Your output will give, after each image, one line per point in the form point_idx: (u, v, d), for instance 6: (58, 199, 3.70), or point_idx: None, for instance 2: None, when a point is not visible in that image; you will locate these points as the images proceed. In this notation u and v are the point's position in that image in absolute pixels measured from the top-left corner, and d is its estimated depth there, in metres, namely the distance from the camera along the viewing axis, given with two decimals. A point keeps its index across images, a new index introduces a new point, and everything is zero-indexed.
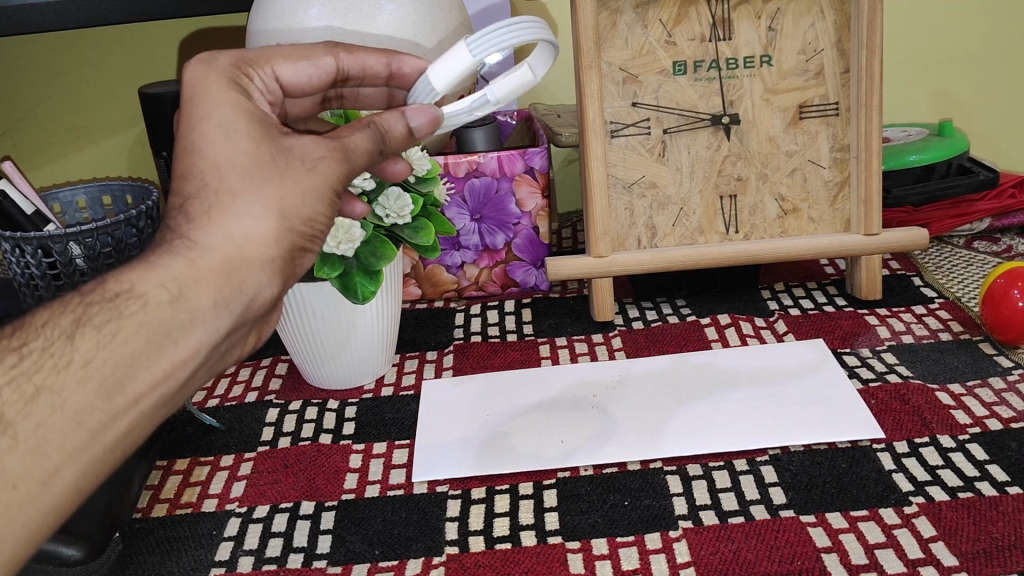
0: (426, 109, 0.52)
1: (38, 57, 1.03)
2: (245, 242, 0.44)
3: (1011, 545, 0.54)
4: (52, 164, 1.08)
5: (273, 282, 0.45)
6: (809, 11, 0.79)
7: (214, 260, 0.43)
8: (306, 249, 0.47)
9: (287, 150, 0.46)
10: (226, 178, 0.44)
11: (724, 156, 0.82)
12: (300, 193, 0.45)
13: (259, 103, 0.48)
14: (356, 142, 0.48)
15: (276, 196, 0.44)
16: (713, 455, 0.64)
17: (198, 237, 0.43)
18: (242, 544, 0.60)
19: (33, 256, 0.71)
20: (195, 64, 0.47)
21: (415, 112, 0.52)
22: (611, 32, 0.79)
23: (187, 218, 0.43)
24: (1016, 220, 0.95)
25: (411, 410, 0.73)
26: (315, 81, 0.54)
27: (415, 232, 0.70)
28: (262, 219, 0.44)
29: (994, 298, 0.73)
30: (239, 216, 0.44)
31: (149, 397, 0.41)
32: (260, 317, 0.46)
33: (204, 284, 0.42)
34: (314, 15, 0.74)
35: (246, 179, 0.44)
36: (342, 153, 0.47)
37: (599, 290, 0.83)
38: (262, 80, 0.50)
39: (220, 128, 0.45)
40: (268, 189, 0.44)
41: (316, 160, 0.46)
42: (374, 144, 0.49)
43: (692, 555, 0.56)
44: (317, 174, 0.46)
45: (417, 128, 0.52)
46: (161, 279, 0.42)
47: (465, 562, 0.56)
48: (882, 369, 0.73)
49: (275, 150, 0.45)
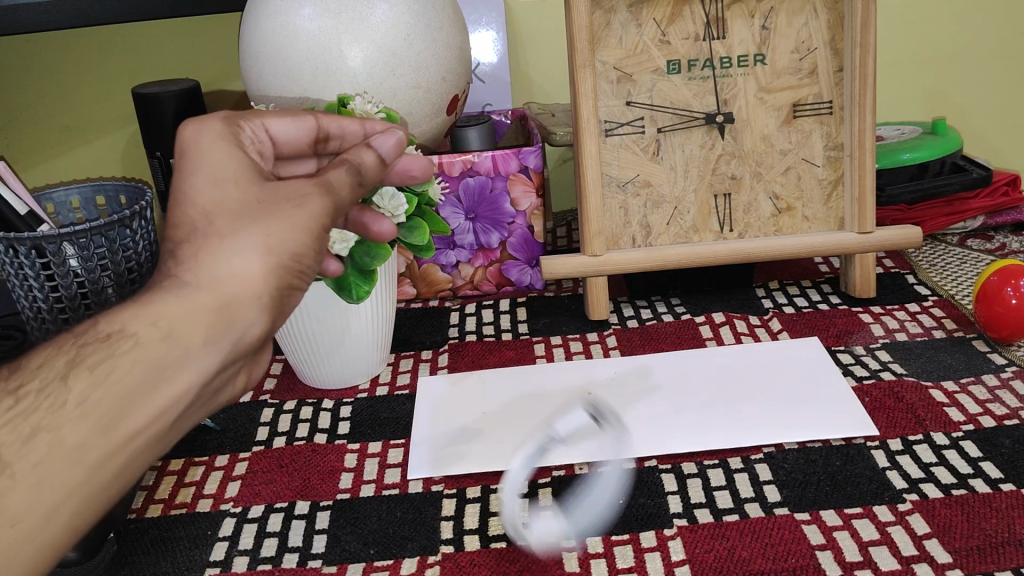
0: (390, 133, 0.52)
1: (30, 58, 1.03)
2: (234, 279, 0.43)
3: (1005, 542, 0.54)
4: (45, 164, 1.08)
5: (262, 319, 0.45)
6: (802, 9, 0.80)
7: (207, 298, 0.42)
8: (295, 287, 0.47)
9: (273, 191, 0.46)
10: (215, 221, 0.44)
11: (718, 154, 0.82)
12: (288, 228, 0.45)
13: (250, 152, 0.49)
14: (338, 177, 0.49)
15: (264, 235, 0.44)
16: (708, 453, 0.64)
17: (189, 276, 0.43)
18: (237, 545, 0.60)
19: (27, 256, 0.71)
20: (187, 122, 0.48)
21: (380, 139, 0.52)
22: (605, 31, 0.79)
23: (177, 260, 0.43)
24: (1009, 218, 0.96)
25: (407, 410, 0.73)
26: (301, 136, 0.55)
27: (409, 231, 0.69)
28: (251, 256, 0.44)
29: (987, 297, 0.73)
30: (227, 255, 0.43)
31: (145, 432, 0.41)
32: (251, 354, 0.46)
33: (195, 322, 0.42)
34: (308, 15, 0.75)
35: (236, 221, 0.44)
36: (326, 188, 0.48)
37: (594, 288, 0.83)
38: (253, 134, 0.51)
39: (210, 178, 0.45)
40: (257, 227, 0.44)
41: (301, 198, 0.46)
42: (353, 177, 0.50)
43: (686, 553, 0.56)
44: (304, 210, 0.46)
45: (387, 151, 0.52)
46: (152, 317, 0.41)
47: (460, 561, 0.56)
48: (876, 367, 0.73)
49: (262, 192, 0.46)
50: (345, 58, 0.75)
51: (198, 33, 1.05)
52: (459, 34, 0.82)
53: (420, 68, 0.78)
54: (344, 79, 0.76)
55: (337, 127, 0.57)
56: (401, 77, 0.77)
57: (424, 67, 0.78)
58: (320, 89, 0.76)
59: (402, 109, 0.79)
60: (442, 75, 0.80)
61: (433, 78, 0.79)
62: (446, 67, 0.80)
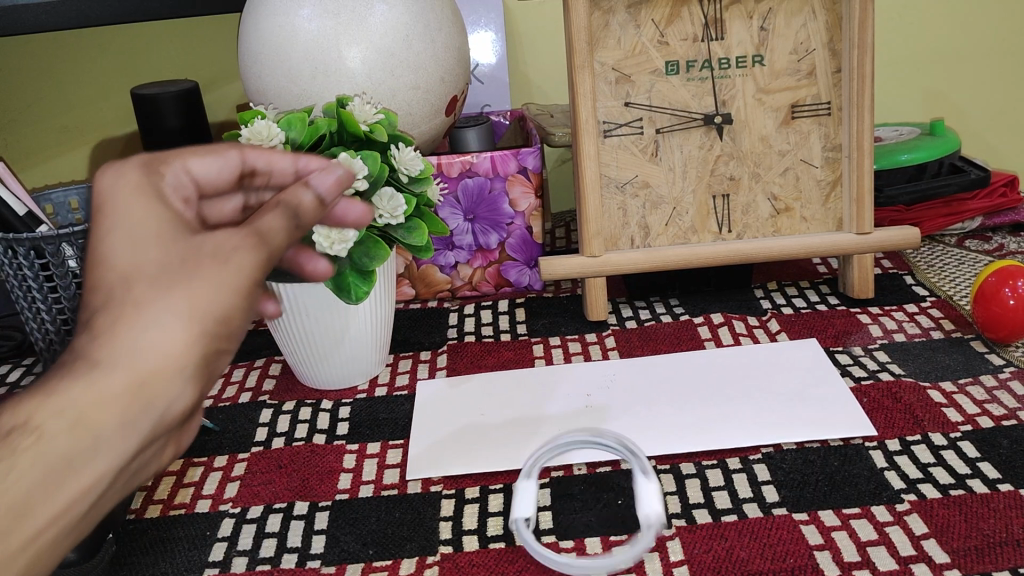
0: (329, 171, 0.42)
1: (29, 59, 1.03)
2: (157, 351, 0.33)
3: (1003, 541, 0.54)
4: (46, 164, 1.08)
5: (188, 392, 0.34)
6: (800, 10, 0.80)
7: (121, 376, 0.32)
8: (226, 347, 0.36)
9: (199, 247, 0.36)
10: (134, 287, 0.34)
11: (717, 155, 0.82)
12: (218, 289, 0.35)
13: (175, 202, 0.39)
14: (271, 224, 0.38)
15: (189, 300, 0.34)
16: (707, 453, 0.65)
17: (98, 353, 0.32)
18: (236, 545, 0.60)
19: (26, 257, 0.72)
20: (100, 168, 0.39)
21: (318, 177, 0.41)
22: (604, 32, 0.79)
23: (87, 332, 0.33)
24: (1007, 219, 0.96)
25: (405, 410, 0.73)
26: (223, 175, 0.44)
27: (408, 232, 0.69)
28: (173, 326, 0.33)
29: (984, 298, 0.74)
30: (146, 327, 0.33)
31: (50, 533, 0.32)
32: (178, 429, 0.35)
33: (108, 407, 0.32)
34: (307, 16, 0.75)
35: (157, 285, 0.34)
36: (260, 238, 0.37)
37: (592, 289, 0.83)
38: (173, 177, 0.41)
39: (130, 238, 0.35)
40: (179, 291, 0.34)
41: (229, 251, 0.36)
42: (291, 223, 0.39)
43: (685, 554, 0.56)
44: (233, 268, 0.35)
45: (326, 190, 0.41)
46: (57, 404, 0.31)
47: (459, 562, 0.56)
48: (874, 368, 0.73)
49: (188, 249, 0.36)
50: (344, 59, 0.75)
51: (197, 34, 1.05)
52: (459, 35, 0.82)
53: (420, 68, 0.78)
54: (344, 80, 0.76)
55: (264, 161, 0.47)
56: (401, 77, 0.77)
57: (423, 67, 0.78)
58: (320, 90, 0.76)
59: (402, 109, 0.79)
60: (440, 76, 0.80)
61: (433, 78, 0.79)
62: (444, 67, 0.80)
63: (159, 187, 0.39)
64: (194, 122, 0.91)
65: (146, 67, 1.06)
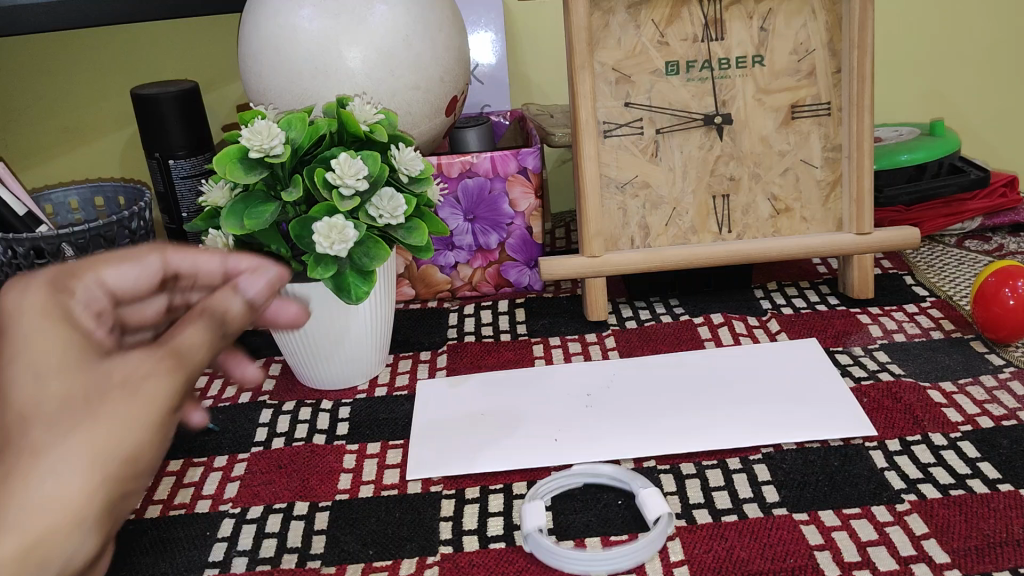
0: (260, 273, 0.39)
1: (29, 60, 1.04)
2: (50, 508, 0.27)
3: (1003, 542, 0.55)
4: (45, 164, 1.09)
5: (83, 547, 0.29)
6: (800, 11, 0.80)
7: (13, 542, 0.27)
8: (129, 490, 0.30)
9: (108, 379, 0.30)
10: (30, 430, 0.28)
11: (716, 156, 0.82)
12: (132, 424, 0.30)
13: (84, 319, 0.33)
14: (192, 337, 0.33)
15: (93, 442, 0.29)
16: (707, 453, 0.65)
17: None
18: (236, 545, 0.60)
19: (26, 257, 0.72)
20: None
21: (247, 279, 0.38)
22: (604, 32, 0.79)
23: None
24: (1006, 219, 0.96)
25: (405, 410, 0.73)
26: (141, 286, 0.38)
27: (408, 232, 0.69)
28: (72, 476, 0.28)
29: (984, 298, 0.74)
30: (40, 480, 0.28)
31: None
32: None
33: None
34: (307, 16, 0.75)
35: (56, 427, 0.29)
36: (179, 359, 0.32)
37: (592, 289, 0.83)
38: (86, 291, 0.35)
39: (28, 370, 0.30)
40: (83, 432, 0.29)
41: (140, 382, 0.31)
42: (215, 333, 0.34)
43: (685, 554, 0.56)
44: (146, 400, 0.30)
45: (256, 293, 0.38)
46: None
47: (459, 562, 0.56)
48: (874, 368, 0.73)
49: (94, 382, 0.30)
50: (344, 59, 0.75)
51: (197, 34, 1.05)
52: (459, 35, 0.82)
53: (420, 68, 0.78)
54: (344, 80, 0.76)
55: (188, 263, 0.41)
56: (401, 77, 0.77)
57: (423, 68, 0.78)
58: (320, 90, 0.76)
59: (402, 109, 0.79)
60: (440, 76, 0.80)
61: (432, 78, 0.79)
62: (444, 68, 0.80)
63: (69, 307, 0.33)
64: (195, 122, 0.92)
65: (146, 67, 1.06)
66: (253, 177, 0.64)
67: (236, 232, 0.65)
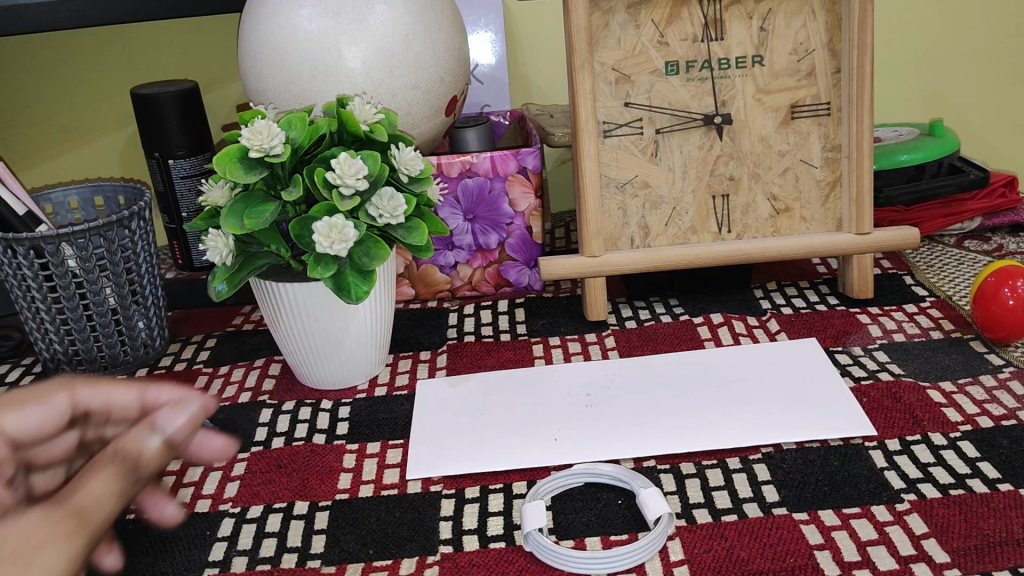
0: (180, 408, 0.40)
1: (28, 60, 1.04)
2: None
3: (1003, 541, 0.55)
4: (45, 163, 1.09)
5: None
6: (800, 11, 0.80)
7: None
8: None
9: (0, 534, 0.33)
10: None
11: (716, 156, 0.82)
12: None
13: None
14: (94, 490, 0.36)
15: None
16: (707, 453, 0.65)
17: None
18: (236, 544, 0.60)
19: (25, 256, 0.73)
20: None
21: (166, 415, 0.39)
22: (604, 32, 0.79)
23: None
24: (1006, 219, 0.96)
25: (405, 410, 0.73)
26: (47, 428, 0.40)
27: (408, 232, 0.69)
28: None
29: (983, 298, 0.74)
30: None
31: None
32: None
33: None
34: (307, 16, 0.75)
35: None
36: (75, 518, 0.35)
37: (592, 289, 0.83)
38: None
39: None
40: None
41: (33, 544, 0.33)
42: (123, 481, 0.37)
43: (685, 553, 0.56)
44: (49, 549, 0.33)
45: (175, 431, 0.39)
46: None
47: (459, 561, 0.56)
48: (873, 368, 0.73)
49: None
50: (344, 59, 0.75)
51: (197, 33, 1.05)
52: (459, 35, 0.82)
53: (420, 68, 0.78)
54: (344, 80, 0.76)
55: (99, 399, 0.42)
56: (401, 77, 0.77)
57: (423, 67, 0.78)
58: (320, 90, 0.76)
59: (402, 109, 0.79)
60: (440, 76, 0.80)
61: (432, 78, 0.79)
62: (444, 68, 0.80)
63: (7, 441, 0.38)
64: (195, 122, 0.92)
65: (146, 67, 1.06)
66: (253, 177, 0.64)
67: (236, 231, 0.65)
